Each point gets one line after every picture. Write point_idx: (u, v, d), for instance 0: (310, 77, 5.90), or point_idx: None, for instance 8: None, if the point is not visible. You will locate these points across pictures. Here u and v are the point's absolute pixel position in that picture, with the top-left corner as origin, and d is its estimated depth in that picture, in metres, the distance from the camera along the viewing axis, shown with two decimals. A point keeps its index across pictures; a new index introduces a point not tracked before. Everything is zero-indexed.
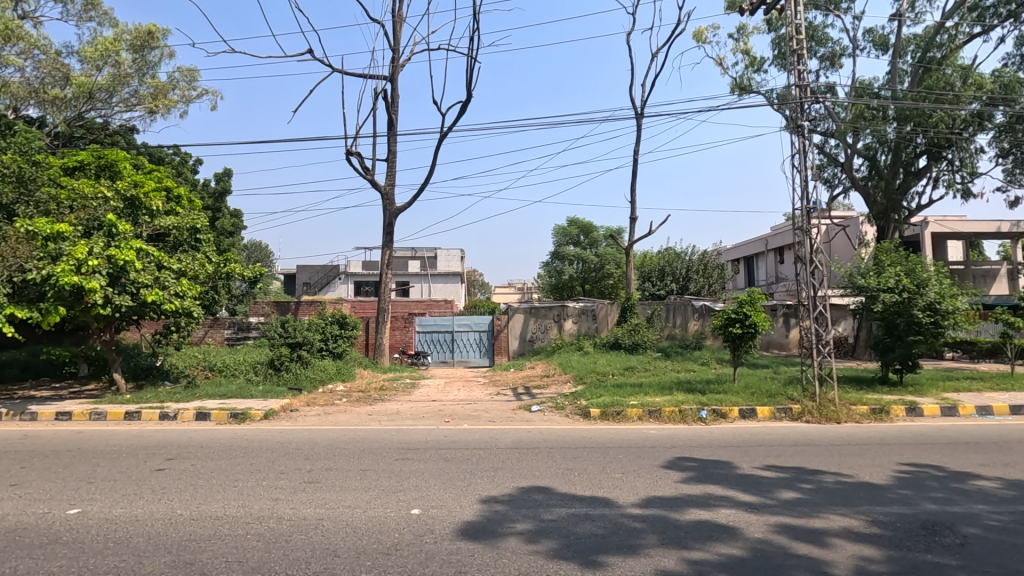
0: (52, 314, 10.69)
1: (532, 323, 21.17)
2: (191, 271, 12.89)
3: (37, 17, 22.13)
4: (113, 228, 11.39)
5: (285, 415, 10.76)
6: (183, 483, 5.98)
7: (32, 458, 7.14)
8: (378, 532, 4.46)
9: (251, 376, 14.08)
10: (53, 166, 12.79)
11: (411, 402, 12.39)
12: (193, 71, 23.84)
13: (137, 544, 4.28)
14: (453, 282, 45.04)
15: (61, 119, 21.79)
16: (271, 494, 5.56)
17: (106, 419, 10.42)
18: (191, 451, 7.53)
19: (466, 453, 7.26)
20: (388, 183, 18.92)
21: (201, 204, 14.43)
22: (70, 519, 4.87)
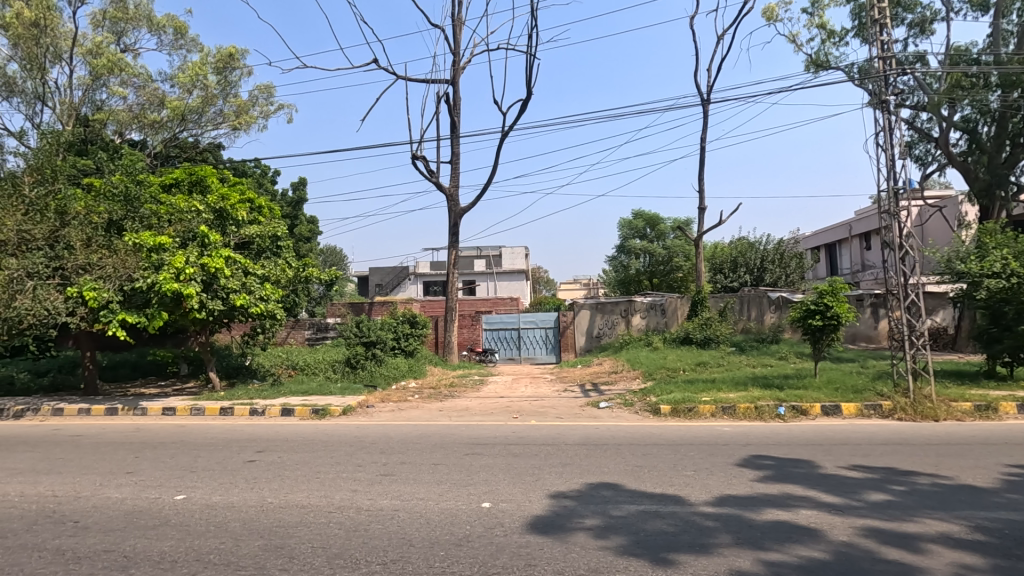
0: (156, 318, 11.85)
1: (599, 319, 20.98)
2: (273, 276, 13.76)
3: (136, 49, 24.37)
4: (205, 239, 12.42)
5: (362, 411, 11.29)
6: (273, 474, 6.43)
7: (143, 449, 7.93)
8: (450, 524, 4.61)
9: (330, 373, 14.90)
10: (154, 184, 14.01)
11: (479, 399, 12.65)
12: (270, 87, 25.39)
13: (233, 528, 4.66)
14: (518, 280, 45.38)
15: (158, 141, 23.73)
16: (351, 486, 5.87)
17: (204, 414, 11.36)
18: (278, 444, 8.08)
19: (533, 449, 7.33)
20: (452, 184, 19.35)
21: (280, 213, 15.32)
22: (177, 504, 5.38)
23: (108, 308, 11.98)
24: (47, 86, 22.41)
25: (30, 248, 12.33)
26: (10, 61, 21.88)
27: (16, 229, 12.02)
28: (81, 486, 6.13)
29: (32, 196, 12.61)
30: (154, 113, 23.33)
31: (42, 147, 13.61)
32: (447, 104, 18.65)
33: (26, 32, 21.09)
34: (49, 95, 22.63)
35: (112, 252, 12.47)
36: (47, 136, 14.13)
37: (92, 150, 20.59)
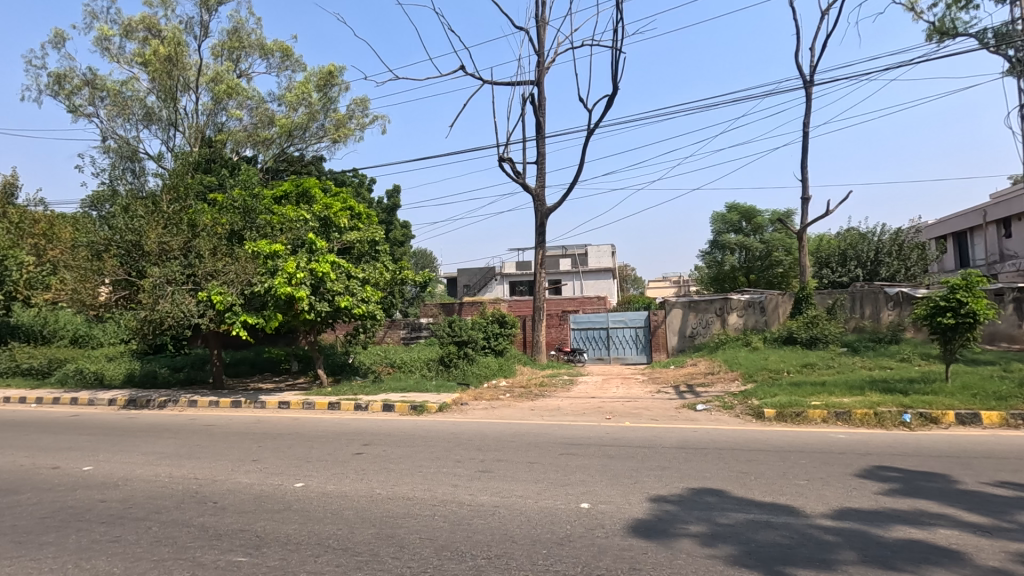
0: (273, 319, 12.98)
1: (692, 318, 20.11)
2: (373, 279, 14.58)
3: (250, 74, 26.76)
4: (313, 246, 13.42)
5: (457, 408, 11.68)
6: (379, 466, 6.82)
7: (265, 439, 8.71)
8: (550, 523, 4.63)
9: (425, 372, 15.55)
10: (267, 197, 15.35)
11: (570, 399, 12.63)
12: (366, 100, 26.96)
13: (347, 516, 4.99)
14: (605, 279, 44.78)
15: (269, 156, 25.87)
16: (452, 480, 6.09)
17: (315, 408, 12.26)
18: (382, 438, 8.54)
19: (628, 451, 7.19)
20: (538, 184, 19.44)
21: (377, 219, 16.15)
22: (297, 491, 5.85)
23: (232, 310, 13.29)
24: (179, 113, 25.19)
25: (168, 257, 13.82)
26: (148, 94, 24.82)
27: (157, 241, 13.60)
28: (217, 470, 6.84)
29: (169, 212, 14.23)
30: (266, 131, 25.52)
31: (177, 169, 15.35)
32: (532, 105, 18.74)
33: (161, 66, 23.85)
34: (180, 120, 25.40)
35: (234, 260, 13.79)
36: (180, 158, 15.90)
37: (215, 168, 22.86)
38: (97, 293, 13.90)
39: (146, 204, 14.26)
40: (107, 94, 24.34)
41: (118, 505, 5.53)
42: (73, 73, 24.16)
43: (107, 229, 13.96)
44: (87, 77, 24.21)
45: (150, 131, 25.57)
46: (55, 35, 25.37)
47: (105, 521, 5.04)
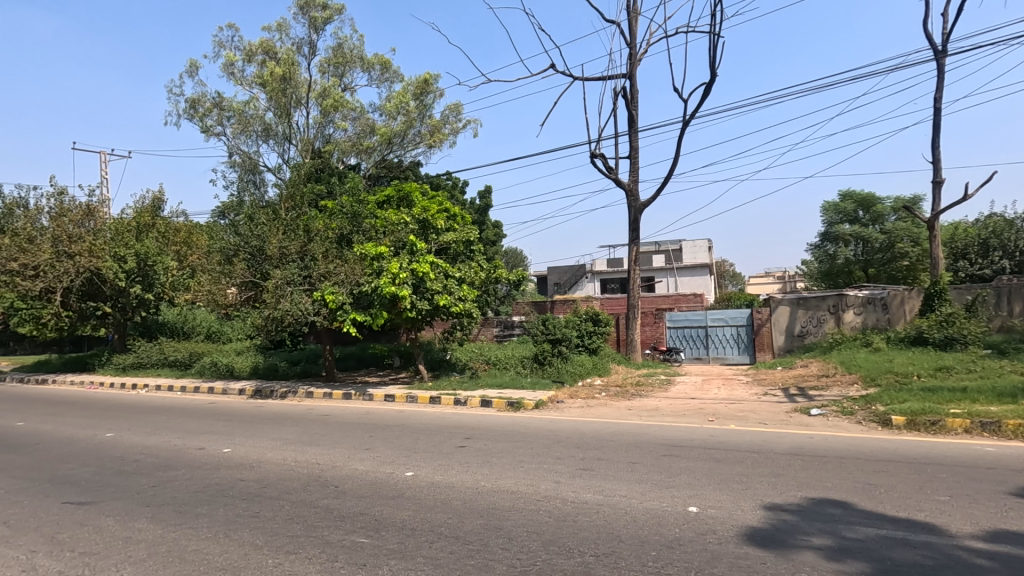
0: (379, 317, 13.79)
1: (801, 316, 18.67)
2: (469, 278, 15.04)
3: (353, 87, 28.57)
4: (414, 247, 14.06)
5: (553, 405, 11.78)
6: (481, 459, 7.04)
7: (374, 430, 9.30)
8: (657, 524, 4.54)
9: (520, 369, 15.80)
10: (371, 202, 16.31)
11: (669, 399, 12.26)
12: (458, 105, 27.89)
13: (456, 506, 5.21)
14: (702, 275, 42.95)
15: (371, 163, 27.44)
16: (553, 476, 6.14)
17: (417, 401, 12.88)
18: (482, 433, 8.80)
19: (736, 455, 6.86)
20: (631, 179, 19.00)
21: (472, 219, 16.55)
22: (407, 480, 6.17)
23: (343, 308, 14.29)
24: (292, 127, 27.46)
25: (287, 260, 15.07)
26: (266, 111, 27.23)
27: (278, 246, 14.88)
28: (335, 457, 7.39)
29: (287, 218, 15.56)
30: (368, 140, 27.19)
31: (293, 179, 16.76)
32: (624, 98, 18.36)
33: (277, 85, 26.13)
34: (294, 134, 27.65)
35: (344, 261, 14.81)
36: (296, 170, 17.33)
37: (325, 177, 24.67)
38: (228, 293, 15.47)
39: (268, 213, 15.67)
40: (233, 115, 27.05)
41: (255, 484, 6.16)
42: (205, 97, 27.10)
43: (235, 236, 15.50)
44: (216, 100, 27.03)
45: (268, 145, 28.08)
46: (190, 65, 28.61)
47: (246, 498, 5.62)
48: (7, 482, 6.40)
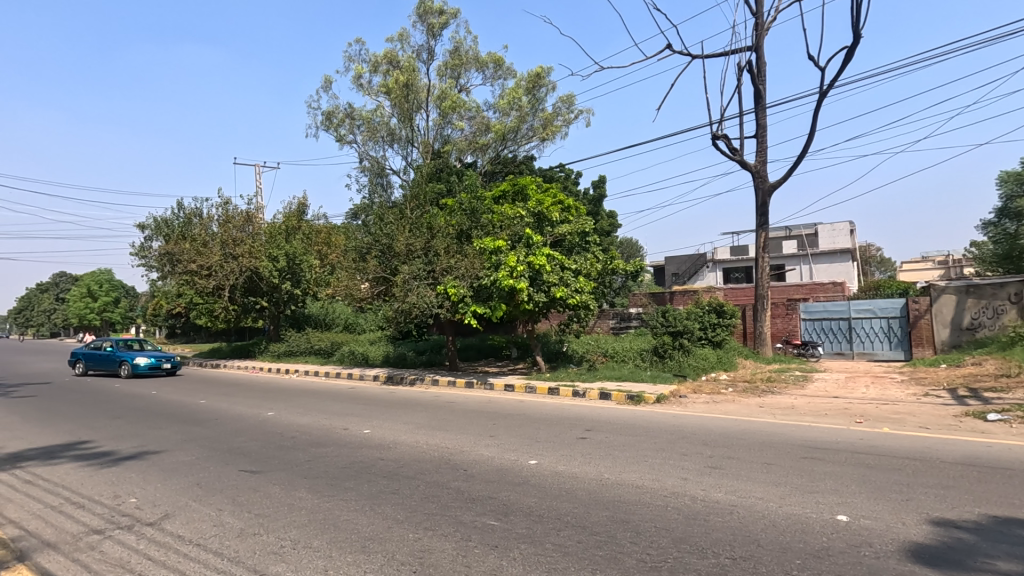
0: (498, 309, 14.22)
1: (971, 306, 16.04)
2: (585, 269, 14.98)
3: (469, 87, 29.58)
4: (530, 240, 14.25)
5: (675, 400, 11.37)
6: (603, 451, 6.99)
7: (497, 418, 9.63)
8: (801, 531, 4.20)
9: (639, 362, 15.46)
10: (488, 198, 16.79)
11: (806, 397, 11.27)
12: (571, 96, 27.77)
13: (581, 496, 5.23)
14: (842, 261, 38.83)
15: (487, 160, 28.36)
16: (680, 473, 5.93)
17: (536, 392, 13.11)
18: (602, 425, 8.74)
19: (892, 462, 6.14)
20: (759, 159, 17.65)
21: (587, 210, 16.39)
22: (531, 468, 6.33)
23: (464, 301, 14.98)
24: (414, 131, 29.13)
25: (413, 256, 16.02)
26: (391, 117, 29.11)
27: (405, 243, 15.87)
28: (462, 442, 7.77)
29: (412, 217, 16.50)
30: (483, 137, 28.05)
31: (416, 180, 17.73)
32: (750, 73, 17.06)
33: (400, 92, 27.81)
34: (416, 136, 29.30)
35: (464, 256, 15.46)
36: (418, 170, 18.32)
37: (445, 176, 25.92)
38: (362, 288, 16.79)
39: (395, 212, 16.74)
40: (362, 123, 29.26)
41: (393, 463, 6.67)
42: (338, 109, 29.58)
43: (367, 234, 16.75)
44: (348, 111, 29.38)
45: (393, 149, 30.04)
46: (325, 80, 31.38)
47: (386, 475, 6.12)
48: (197, 450, 7.54)
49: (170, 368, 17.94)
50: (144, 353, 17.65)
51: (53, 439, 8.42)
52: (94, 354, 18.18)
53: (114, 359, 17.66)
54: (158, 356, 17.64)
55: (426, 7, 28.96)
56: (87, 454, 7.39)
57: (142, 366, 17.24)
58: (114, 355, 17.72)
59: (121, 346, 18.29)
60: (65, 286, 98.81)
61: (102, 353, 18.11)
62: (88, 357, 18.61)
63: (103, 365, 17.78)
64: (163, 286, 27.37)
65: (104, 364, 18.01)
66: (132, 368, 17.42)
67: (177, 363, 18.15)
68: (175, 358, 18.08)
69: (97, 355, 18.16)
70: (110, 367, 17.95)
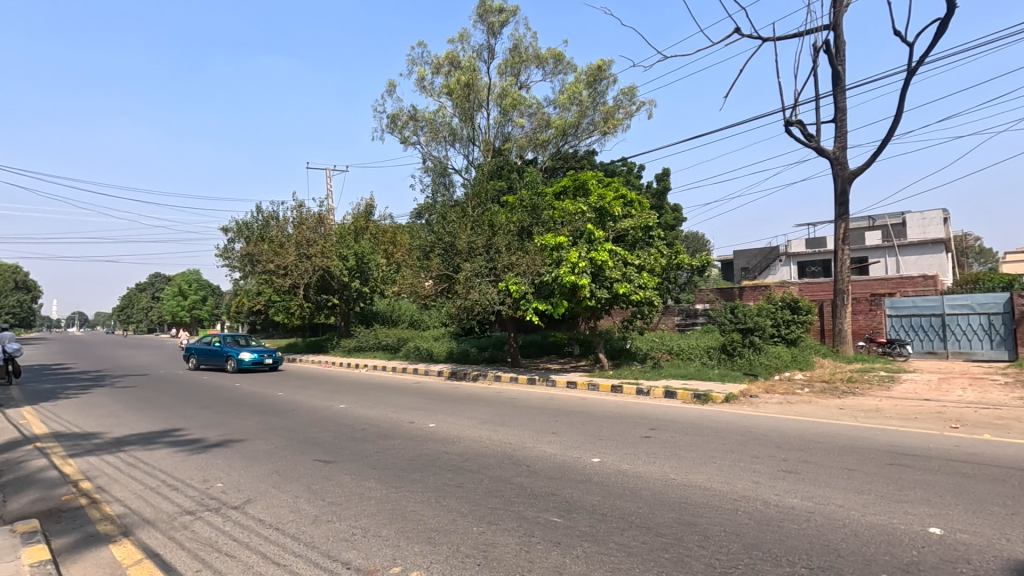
0: (560, 306, 14.17)
1: None
2: (648, 265, 14.66)
3: (528, 84, 29.58)
4: (592, 236, 14.07)
5: (746, 400, 10.90)
6: (668, 452, 6.80)
7: (559, 415, 9.59)
8: (886, 543, 3.92)
9: (706, 360, 14.95)
10: (549, 194, 16.72)
11: (892, 399, 10.48)
12: (633, 87, 27.18)
13: (646, 496, 5.12)
14: (933, 252, 35.79)
15: (547, 156, 28.32)
16: (752, 476, 5.68)
17: (599, 389, 12.96)
18: (668, 424, 8.51)
19: (995, 472, 5.59)
20: (837, 145, 16.55)
21: (650, 204, 15.99)
22: (594, 466, 6.26)
23: (526, 297, 15.04)
24: (476, 129, 29.49)
25: (475, 254, 16.23)
26: (453, 117, 29.60)
27: (467, 241, 16.09)
28: (524, 438, 7.81)
29: (474, 215, 16.70)
30: (543, 134, 27.99)
31: (477, 178, 17.95)
32: (827, 54, 16.02)
33: (461, 92, 28.23)
34: (477, 135, 29.65)
35: (525, 253, 15.51)
36: (480, 169, 18.52)
37: (506, 174, 26.11)
38: (426, 286, 17.22)
39: (458, 211, 17.00)
40: (425, 124, 29.93)
41: (457, 457, 6.81)
42: (402, 112, 30.40)
43: (431, 233, 17.12)
44: (412, 113, 30.12)
45: (455, 149, 30.54)
46: (390, 84, 32.36)
47: (451, 469, 6.24)
48: (275, 439, 8.01)
49: (271, 364, 18.52)
50: (248, 348, 18.37)
51: (152, 426, 9.20)
52: (205, 349, 19.21)
53: (222, 354, 18.54)
54: (260, 351, 18.28)
55: (486, 6, 29.21)
56: (180, 440, 8.02)
57: (246, 361, 17.94)
58: (222, 350, 18.60)
59: (228, 342, 19.15)
60: (160, 286, 107.52)
61: (213, 348, 19.08)
62: (200, 352, 19.73)
63: (213, 360, 18.70)
64: (244, 285, 29.21)
65: (213, 358, 18.96)
66: (237, 362, 18.19)
67: (278, 359, 18.73)
68: (276, 354, 18.66)
69: (207, 350, 19.17)
70: (219, 361, 18.86)
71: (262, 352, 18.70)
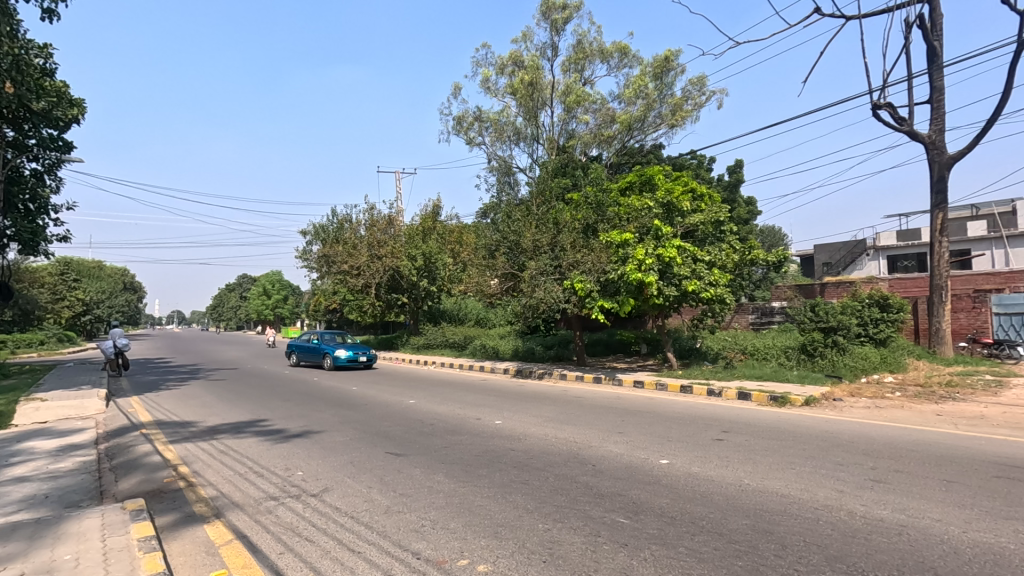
0: (626, 303, 13.90)
1: None
2: (719, 261, 14.10)
3: (593, 79, 29.24)
4: (659, 232, 13.70)
5: (828, 403, 10.25)
6: (742, 455, 6.52)
7: (626, 415, 9.43)
8: (991, 563, 3.57)
9: (784, 360, 14.21)
10: (615, 190, 16.46)
11: (1000, 406, 9.50)
12: (702, 77, 26.22)
13: (718, 501, 4.93)
14: None
15: (612, 152, 27.94)
16: (835, 484, 5.34)
17: (667, 390, 12.62)
18: (742, 427, 8.16)
19: None
20: (934, 128, 15.20)
21: (722, 198, 15.37)
22: (662, 467, 6.11)
23: (591, 295, 14.90)
24: (540, 128, 29.54)
25: (539, 252, 16.22)
26: (517, 116, 29.76)
27: (531, 239, 16.12)
28: (590, 437, 7.74)
29: (538, 213, 16.66)
30: (608, 129, 27.59)
31: (542, 176, 17.93)
32: (921, 29, 14.74)
33: (525, 91, 28.31)
34: (541, 133, 29.66)
35: (590, 250, 15.36)
36: (544, 167, 18.50)
37: (570, 171, 25.99)
38: (491, 284, 17.41)
39: (522, 209, 17.07)
40: (490, 125, 30.27)
41: (523, 454, 6.85)
42: (467, 114, 30.89)
43: (496, 232, 17.26)
44: (477, 114, 30.55)
45: (519, 148, 30.71)
46: (455, 87, 32.98)
47: (517, 466, 6.29)
48: (350, 432, 8.39)
49: (365, 362, 18.63)
50: (343, 346, 18.65)
51: (241, 416, 9.90)
52: (304, 346, 19.80)
53: (319, 351, 18.97)
54: (355, 350, 18.46)
55: (550, 4, 29.13)
56: (265, 430, 8.57)
57: (340, 359, 18.19)
58: (320, 347, 19.04)
59: (326, 340, 19.55)
60: (247, 287, 115.21)
61: (311, 345, 19.62)
62: (300, 348, 20.41)
63: (311, 357, 19.17)
64: (321, 285, 30.75)
65: (312, 355, 19.48)
66: (333, 360, 18.52)
67: (371, 357, 18.84)
68: (370, 353, 18.76)
69: (307, 347, 19.74)
70: (317, 358, 19.32)
71: (357, 350, 18.90)
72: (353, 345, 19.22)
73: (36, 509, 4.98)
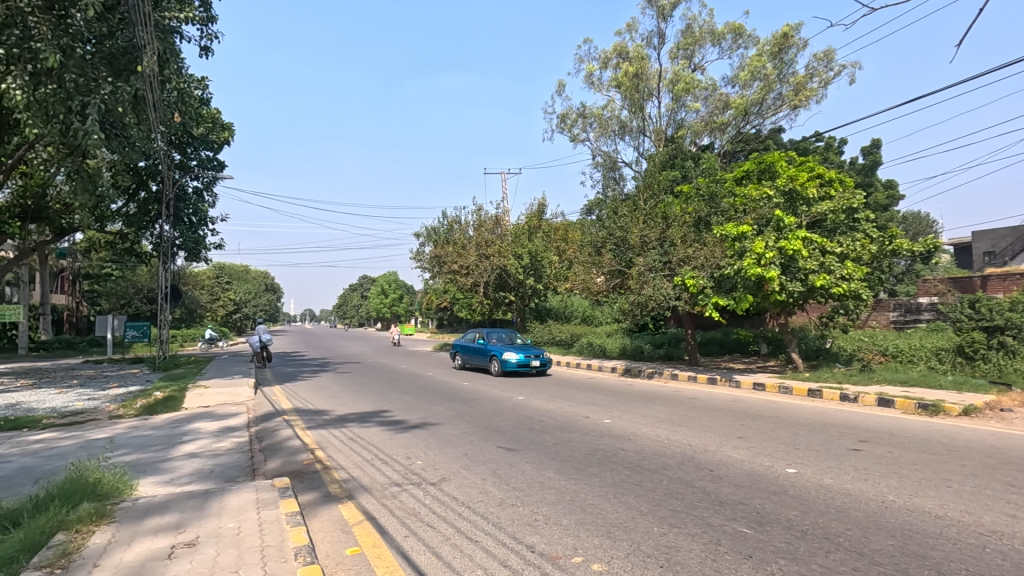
0: (744, 300, 13.05)
1: None
2: (853, 253, 12.81)
3: (703, 64, 27.81)
4: (780, 222, 12.66)
5: (993, 413, 8.88)
6: (885, 468, 5.86)
7: (746, 419, 8.86)
8: None
9: (934, 364, 12.59)
10: (730, 180, 15.55)
11: None
12: (829, 51, 23.89)
13: (857, 517, 4.49)
14: None
15: (726, 139, 26.46)
16: (1006, 508, 4.62)
17: (792, 393, 11.67)
18: (883, 437, 7.33)
19: None
20: None
21: (855, 182, 13.92)
22: (789, 477, 5.67)
23: (704, 292, 14.24)
24: (646, 119, 28.70)
25: (648, 248, 15.70)
26: (621, 109, 29.12)
27: (639, 235, 15.64)
28: (707, 440, 7.37)
29: (646, 208, 16.19)
30: (722, 116, 26.08)
31: (650, 169, 17.39)
32: None
33: (631, 83, 27.60)
34: (647, 124, 28.81)
35: (703, 245, 14.69)
36: (651, 160, 17.93)
37: (679, 163, 24.97)
38: (598, 282, 17.13)
39: (629, 205, 16.66)
40: (594, 120, 29.90)
41: (635, 455, 6.70)
42: (571, 111, 30.78)
43: (602, 229, 16.96)
44: (580, 110, 30.32)
45: (625, 142, 30.05)
46: (559, 84, 32.99)
47: (629, 467, 6.16)
48: (464, 425, 8.73)
49: (537, 366, 16.22)
50: (513, 349, 16.41)
51: (365, 407, 10.69)
52: (469, 346, 18.15)
53: (485, 353, 17.05)
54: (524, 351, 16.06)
55: None
56: (387, 421, 9.18)
57: (510, 362, 15.97)
58: (486, 348, 17.08)
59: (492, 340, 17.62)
60: (367, 287, 124.05)
61: (476, 345, 17.84)
62: (465, 350, 18.73)
63: (477, 358, 17.28)
64: (433, 284, 32.23)
65: (477, 357, 17.57)
66: (501, 364, 16.29)
67: (543, 361, 16.36)
68: (542, 356, 16.36)
69: (471, 347, 18.05)
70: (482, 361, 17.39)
71: (527, 354, 16.51)
72: (522, 346, 17.03)
73: (204, 481, 5.79)
